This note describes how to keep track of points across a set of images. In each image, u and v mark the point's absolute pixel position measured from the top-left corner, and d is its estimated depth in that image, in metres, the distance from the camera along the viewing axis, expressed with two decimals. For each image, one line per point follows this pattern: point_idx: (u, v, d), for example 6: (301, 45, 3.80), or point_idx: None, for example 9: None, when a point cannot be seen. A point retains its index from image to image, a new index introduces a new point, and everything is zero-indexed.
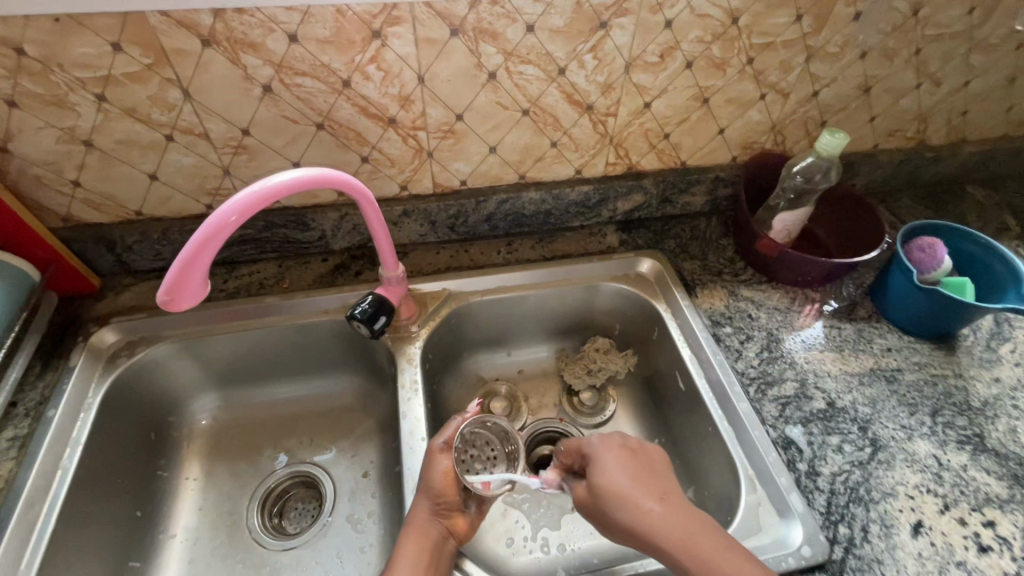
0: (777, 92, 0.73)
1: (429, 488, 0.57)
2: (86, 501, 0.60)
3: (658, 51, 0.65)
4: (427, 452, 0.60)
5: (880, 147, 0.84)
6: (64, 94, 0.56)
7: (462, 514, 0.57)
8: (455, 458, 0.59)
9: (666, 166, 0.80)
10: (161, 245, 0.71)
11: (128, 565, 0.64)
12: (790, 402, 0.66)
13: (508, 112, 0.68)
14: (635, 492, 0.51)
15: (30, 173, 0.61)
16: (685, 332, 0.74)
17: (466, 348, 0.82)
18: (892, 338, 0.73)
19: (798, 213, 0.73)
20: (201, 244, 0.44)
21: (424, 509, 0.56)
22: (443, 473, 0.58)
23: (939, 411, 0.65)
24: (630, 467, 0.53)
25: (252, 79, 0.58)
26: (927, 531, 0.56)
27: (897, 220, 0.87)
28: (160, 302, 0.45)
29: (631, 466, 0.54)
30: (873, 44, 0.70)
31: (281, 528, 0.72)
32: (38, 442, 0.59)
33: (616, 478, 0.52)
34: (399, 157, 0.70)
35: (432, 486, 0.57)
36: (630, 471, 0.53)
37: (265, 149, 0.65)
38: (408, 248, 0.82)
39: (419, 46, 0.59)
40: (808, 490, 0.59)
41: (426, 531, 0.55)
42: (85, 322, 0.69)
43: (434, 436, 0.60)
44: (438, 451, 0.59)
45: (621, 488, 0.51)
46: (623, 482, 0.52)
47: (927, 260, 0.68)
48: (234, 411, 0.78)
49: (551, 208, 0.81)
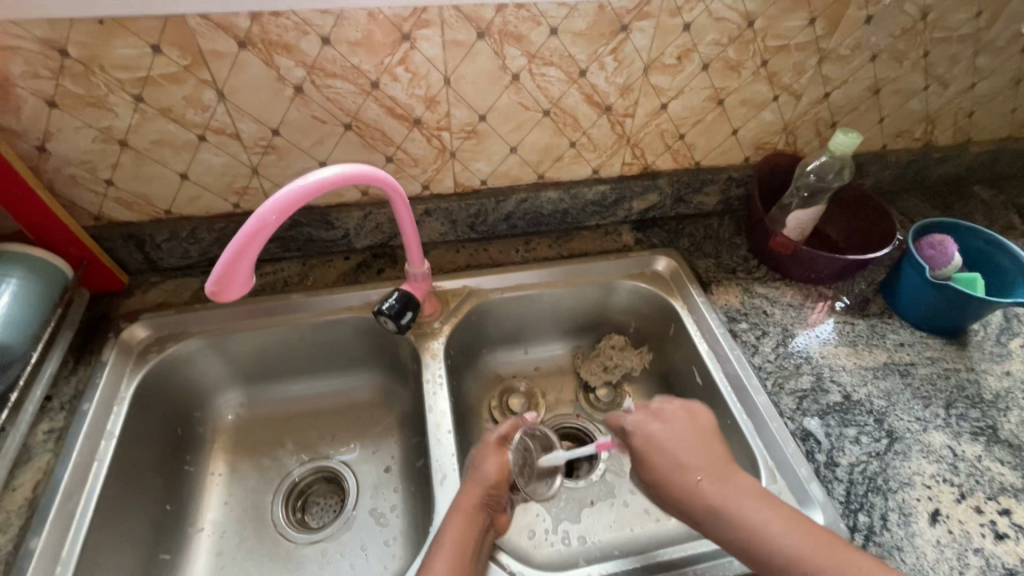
0: (790, 94, 0.75)
1: (482, 478, 0.59)
2: (120, 493, 0.61)
3: (677, 53, 0.67)
4: (478, 447, 0.63)
5: (889, 148, 0.86)
6: (103, 95, 0.57)
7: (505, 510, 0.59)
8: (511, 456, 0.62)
9: (681, 166, 0.82)
10: (189, 243, 0.73)
11: (159, 558, 0.65)
12: (807, 395, 0.67)
13: (529, 112, 0.69)
14: (677, 467, 0.55)
15: (66, 172, 0.63)
16: (701, 328, 0.75)
17: (485, 344, 0.84)
18: (904, 333, 0.74)
19: (811, 211, 0.75)
20: (249, 239, 0.46)
21: (469, 497, 0.57)
22: (495, 465, 0.60)
23: (952, 404, 0.67)
24: (675, 443, 0.56)
25: (285, 80, 0.60)
26: (944, 519, 0.57)
27: (906, 219, 0.89)
28: (208, 293, 0.47)
29: (680, 441, 0.56)
30: (883, 47, 0.72)
31: (305, 523, 0.73)
32: (74, 435, 0.60)
33: (660, 456, 0.56)
34: (423, 157, 0.71)
35: (482, 475, 0.59)
36: (674, 448, 0.56)
37: (294, 149, 0.67)
38: (428, 247, 0.83)
39: (447, 49, 0.61)
40: (827, 480, 0.60)
41: (473, 519, 0.56)
42: (115, 319, 0.71)
43: (488, 433, 0.64)
44: (495, 445, 0.62)
45: (666, 464, 0.55)
46: (665, 458, 0.56)
47: (938, 257, 0.70)
48: (257, 408, 0.79)
49: (568, 207, 0.83)
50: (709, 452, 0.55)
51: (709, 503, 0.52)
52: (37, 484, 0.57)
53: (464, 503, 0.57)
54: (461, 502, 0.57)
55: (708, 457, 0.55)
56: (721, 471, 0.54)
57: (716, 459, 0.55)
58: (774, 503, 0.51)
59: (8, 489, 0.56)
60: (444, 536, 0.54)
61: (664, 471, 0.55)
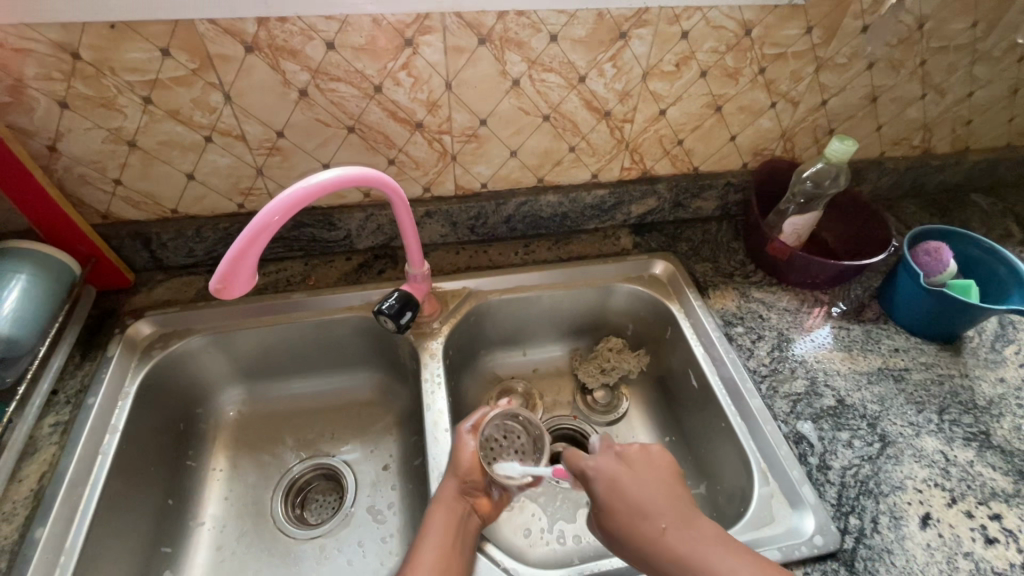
0: (788, 101, 0.76)
1: (456, 468, 0.60)
2: (122, 486, 0.62)
3: (675, 60, 0.68)
4: (455, 436, 0.64)
5: (887, 155, 0.87)
6: (113, 97, 0.59)
7: (487, 494, 0.60)
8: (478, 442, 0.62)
9: (679, 171, 0.83)
10: (194, 242, 0.74)
11: (160, 551, 0.66)
12: (801, 399, 0.68)
13: (530, 117, 0.71)
14: (640, 513, 0.51)
15: (76, 171, 0.65)
16: (698, 331, 0.76)
17: (484, 345, 0.85)
18: (900, 339, 0.75)
19: (809, 216, 0.75)
20: (253, 236, 0.47)
21: (449, 488, 0.59)
22: (469, 454, 0.61)
23: (945, 409, 0.67)
24: (635, 485, 0.53)
25: (290, 83, 0.62)
26: (935, 523, 0.57)
27: (903, 226, 0.90)
28: (213, 290, 0.48)
29: (638, 487, 0.53)
30: (879, 56, 0.73)
31: (304, 519, 0.73)
32: (78, 428, 0.61)
33: (624, 507, 0.52)
34: (424, 160, 0.73)
35: (458, 467, 0.60)
36: (634, 492, 0.52)
37: (298, 151, 0.68)
38: (429, 249, 0.85)
39: (448, 55, 0.62)
40: (820, 482, 0.61)
41: (454, 509, 0.57)
42: (121, 315, 0.72)
43: (462, 421, 0.64)
44: (467, 435, 0.63)
45: (624, 512, 0.51)
46: (627, 503, 0.52)
47: (933, 264, 0.71)
48: (259, 405, 0.80)
49: (568, 211, 0.84)
50: (671, 497, 0.52)
51: (678, 558, 0.47)
52: (43, 475, 0.58)
53: (444, 494, 0.58)
54: (441, 495, 0.58)
55: (669, 503, 0.51)
56: (684, 516, 0.50)
57: (679, 505, 0.51)
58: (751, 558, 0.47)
59: (15, 479, 0.57)
60: (428, 528, 0.56)
61: (624, 519, 0.51)
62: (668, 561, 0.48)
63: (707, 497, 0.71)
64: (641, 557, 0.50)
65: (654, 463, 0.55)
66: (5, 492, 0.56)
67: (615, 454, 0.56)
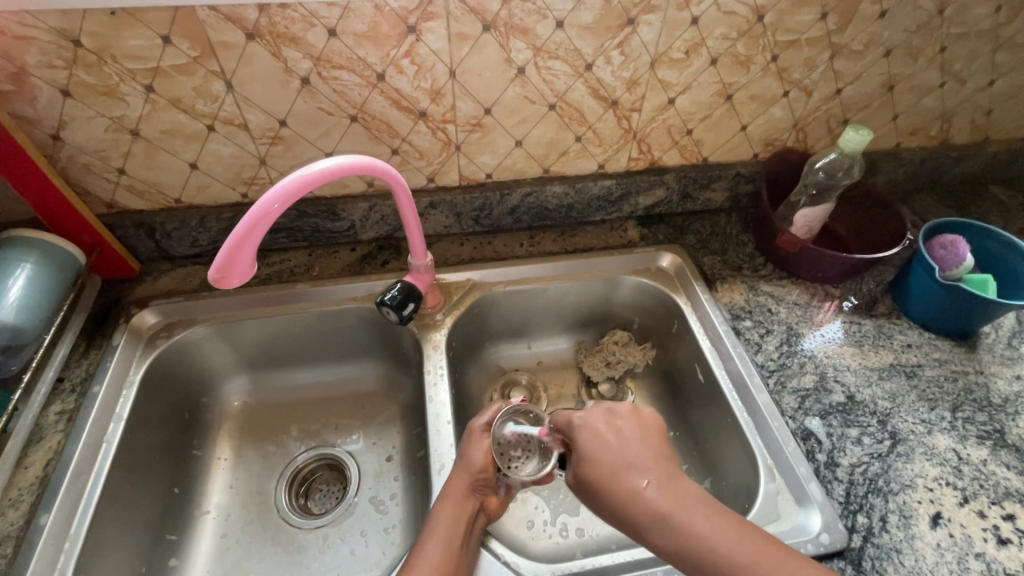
0: (800, 89, 0.74)
1: (469, 465, 0.60)
2: (127, 474, 0.63)
3: (684, 47, 0.66)
4: (467, 433, 0.63)
5: (903, 146, 0.85)
6: (115, 85, 0.59)
7: (496, 492, 0.60)
8: (490, 441, 0.62)
9: (688, 162, 0.81)
10: (198, 232, 0.74)
11: (165, 538, 0.67)
12: (809, 394, 0.67)
13: (535, 106, 0.69)
14: (627, 471, 0.50)
15: (80, 160, 0.64)
16: (704, 325, 0.75)
17: (488, 338, 0.84)
18: (912, 334, 0.73)
19: (817, 210, 0.73)
20: (252, 225, 0.46)
21: (459, 483, 0.59)
22: (482, 453, 0.60)
23: (958, 407, 0.66)
24: (619, 445, 0.53)
25: (292, 72, 0.61)
26: (945, 522, 0.56)
27: (919, 218, 0.87)
28: (211, 280, 0.48)
29: (626, 449, 0.53)
30: (897, 43, 0.71)
31: (307, 509, 0.74)
32: (83, 417, 0.62)
33: (609, 464, 0.52)
34: (428, 149, 0.72)
35: (470, 465, 0.59)
36: (622, 451, 0.52)
37: (301, 141, 0.68)
38: (433, 240, 0.84)
39: (452, 42, 0.61)
40: (827, 480, 0.59)
41: (463, 506, 0.57)
42: (126, 305, 0.73)
43: (474, 418, 0.64)
44: (479, 432, 0.62)
45: (607, 471, 0.51)
46: (613, 459, 0.52)
47: (949, 258, 0.69)
48: (263, 395, 0.80)
49: (574, 202, 0.83)
50: (658, 457, 0.52)
51: (657, 511, 0.47)
52: (48, 462, 0.59)
53: (453, 491, 0.58)
54: (449, 491, 0.58)
55: (655, 462, 0.51)
56: (667, 475, 0.50)
57: (666, 464, 0.51)
58: (727, 516, 0.46)
59: (21, 466, 0.58)
60: (435, 523, 0.55)
61: (607, 473, 0.51)
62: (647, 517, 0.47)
63: (712, 492, 0.71)
64: (620, 512, 0.49)
65: (644, 427, 0.55)
66: (11, 479, 0.57)
67: (603, 412, 0.57)
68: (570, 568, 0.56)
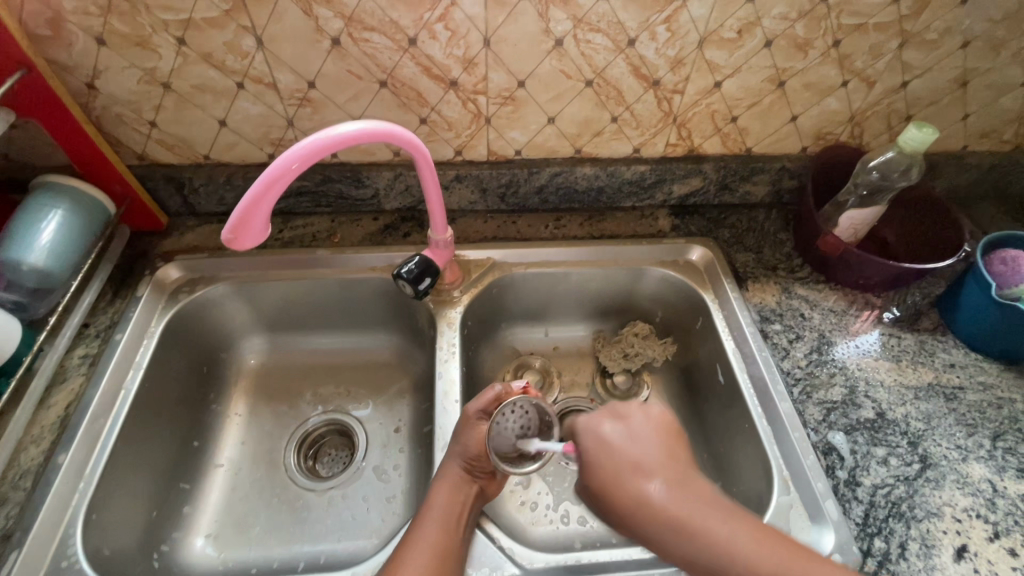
0: (862, 80, 0.68)
1: (458, 450, 0.59)
2: (143, 423, 0.65)
3: (737, 26, 0.62)
4: (460, 421, 0.61)
5: (969, 150, 0.78)
6: (148, 35, 0.58)
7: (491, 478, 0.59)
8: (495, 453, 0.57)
9: (730, 152, 0.76)
10: (225, 190, 0.74)
11: (178, 487, 0.69)
12: (836, 407, 0.63)
13: (572, 82, 0.66)
14: (632, 460, 0.47)
15: (113, 111, 0.65)
16: (730, 324, 0.72)
17: (504, 318, 0.83)
18: (958, 354, 0.68)
19: (868, 211, 0.69)
20: (267, 186, 0.46)
21: (453, 470, 0.58)
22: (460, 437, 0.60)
23: (999, 436, 0.61)
24: (636, 445, 0.48)
25: (323, 31, 0.59)
26: (971, 557, 0.53)
27: (977, 229, 0.81)
28: (224, 240, 0.47)
29: (633, 442, 0.48)
30: (977, 33, 0.64)
31: (314, 471, 0.75)
32: (105, 364, 0.64)
33: (611, 460, 0.47)
34: (457, 121, 0.69)
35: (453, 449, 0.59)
36: (627, 449, 0.47)
37: (329, 104, 0.66)
38: (457, 215, 0.82)
39: (488, 7, 0.58)
40: (845, 498, 0.56)
41: (457, 491, 0.57)
42: (152, 257, 0.74)
43: (468, 404, 0.61)
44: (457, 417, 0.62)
45: (609, 472, 0.47)
46: (617, 460, 0.47)
47: (1007, 275, 0.64)
48: (279, 356, 0.81)
49: (604, 185, 0.79)
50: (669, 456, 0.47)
51: (671, 516, 0.43)
52: (70, 404, 0.61)
53: (450, 476, 0.58)
54: (446, 475, 0.58)
55: (667, 460, 0.47)
56: (680, 477, 0.45)
57: (677, 466, 0.46)
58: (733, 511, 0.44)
59: (44, 406, 0.61)
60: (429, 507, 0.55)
61: (614, 481, 0.46)
62: (651, 525, 0.44)
63: None
64: (625, 517, 0.45)
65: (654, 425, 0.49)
66: (34, 417, 0.60)
67: (608, 411, 0.51)
68: (564, 561, 0.55)
